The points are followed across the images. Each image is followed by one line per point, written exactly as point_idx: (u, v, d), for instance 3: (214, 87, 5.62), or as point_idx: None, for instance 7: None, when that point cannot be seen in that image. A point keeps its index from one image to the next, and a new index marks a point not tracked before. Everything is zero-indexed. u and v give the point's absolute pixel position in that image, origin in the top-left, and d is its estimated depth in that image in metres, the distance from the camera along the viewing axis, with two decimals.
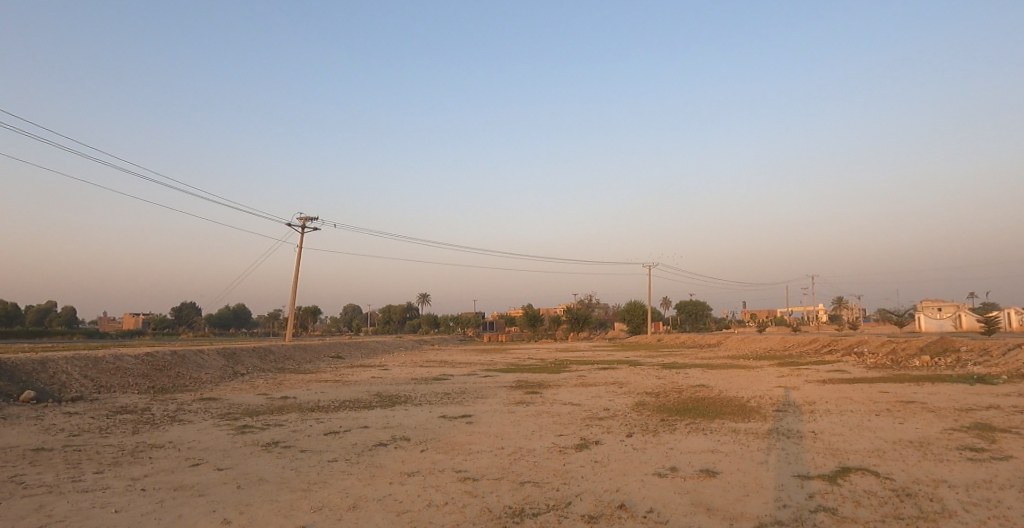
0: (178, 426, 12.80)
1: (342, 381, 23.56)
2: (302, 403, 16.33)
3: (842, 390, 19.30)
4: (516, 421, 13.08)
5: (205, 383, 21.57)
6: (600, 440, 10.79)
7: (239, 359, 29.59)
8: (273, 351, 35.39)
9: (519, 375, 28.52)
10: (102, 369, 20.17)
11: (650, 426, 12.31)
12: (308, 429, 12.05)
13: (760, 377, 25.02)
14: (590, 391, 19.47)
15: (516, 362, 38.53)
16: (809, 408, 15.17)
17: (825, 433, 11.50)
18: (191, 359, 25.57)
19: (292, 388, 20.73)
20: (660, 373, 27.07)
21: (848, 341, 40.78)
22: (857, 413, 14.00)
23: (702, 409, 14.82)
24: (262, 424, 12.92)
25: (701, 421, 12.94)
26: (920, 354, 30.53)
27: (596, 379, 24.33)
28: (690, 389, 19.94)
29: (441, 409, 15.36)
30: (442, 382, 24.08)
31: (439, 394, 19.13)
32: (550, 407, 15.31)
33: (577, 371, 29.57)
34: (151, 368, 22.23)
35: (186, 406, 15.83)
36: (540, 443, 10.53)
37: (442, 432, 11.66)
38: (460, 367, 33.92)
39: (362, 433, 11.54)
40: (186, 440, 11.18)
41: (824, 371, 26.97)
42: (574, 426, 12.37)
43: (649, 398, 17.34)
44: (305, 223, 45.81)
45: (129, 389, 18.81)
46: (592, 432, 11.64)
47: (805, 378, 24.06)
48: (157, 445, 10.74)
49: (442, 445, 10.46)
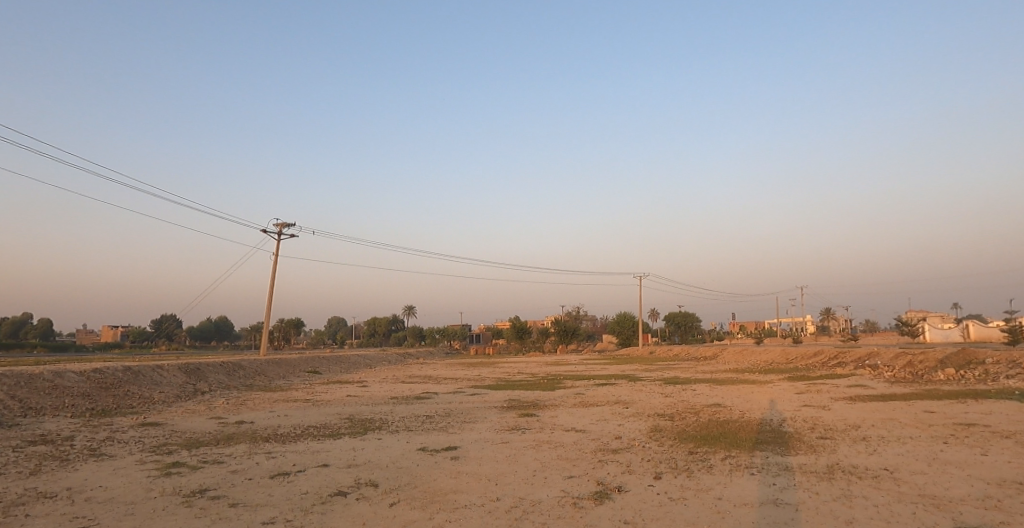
0: (92, 462, 10.13)
1: (313, 401, 20.93)
2: (256, 430, 13.75)
3: (880, 409, 17.13)
4: (512, 456, 10.65)
5: (155, 404, 18.82)
6: (622, 486, 8.43)
7: (203, 375, 26.71)
8: (244, 366, 32.49)
9: (510, 392, 25.98)
10: (34, 387, 17.33)
11: (679, 463, 9.97)
12: (251, 470, 9.52)
13: (777, 394, 22.74)
14: (594, 412, 17.13)
15: (506, 378, 35.87)
16: (856, 435, 12.91)
17: (901, 474, 9.23)
18: (146, 375, 22.74)
19: (253, 410, 18.03)
20: (665, 390, 24.72)
21: (857, 353, 38.62)
22: (921, 443, 11.72)
23: (732, 437, 12.54)
24: (198, 460, 10.34)
25: (739, 455, 10.61)
26: (940, 367, 28.42)
27: (597, 397, 21.89)
28: (707, 409, 17.66)
29: (421, 439, 12.86)
30: (426, 402, 21.51)
31: (420, 417, 16.62)
32: (552, 435, 12.99)
33: (575, 388, 27.05)
34: (95, 386, 19.36)
35: (118, 434, 13.13)
36: (547, 492, 8.12)
37: (420, 474, 9.20)
38: (447, 383, 31.30)
39: (318, 476, 9.05)
40: (90, 485, 8.54)
41: (844, 387, 24.75)
42: (586, 463, 10.01)
43: (664, 422, 14.99)
44: (282, 229, 43.51)
45: (62, 412, 16.02)
46: (610, 472, 9.31)
47: (829, 395, 21.84)
48: (49, 493, 8.13)
49: (417, 495, 8.03)
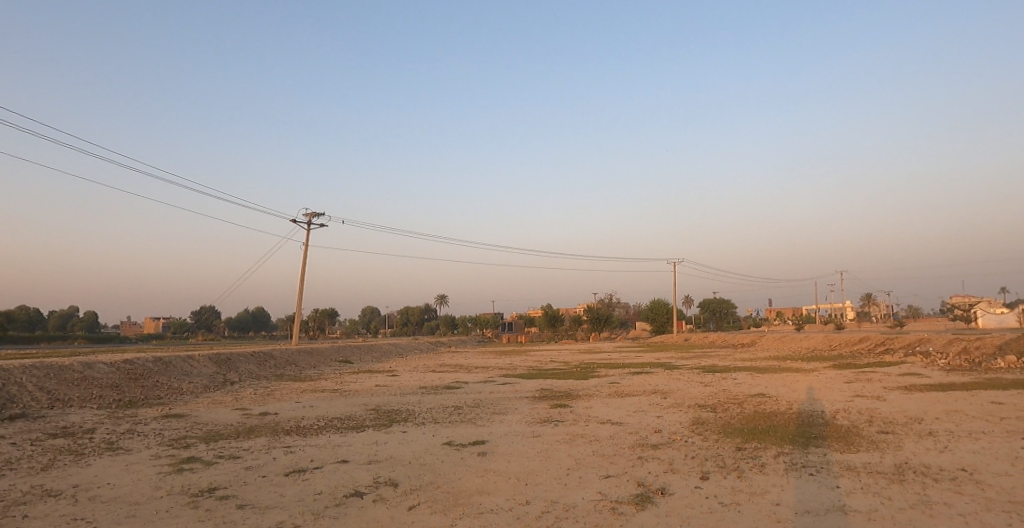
0: (107, 457, 9.80)
1: (340, 392, 20.59)
2: (278, 423, 13.33)
3: (943, 400, 15.69)
4: (543, 452, 9.87)
5: (183, 395, 18.72)
6: (665, 489, 7.55)
7: (234, 365, 26.77)
8: (275, 356, 32.59)
9: (541, 381, 25.23)
10: (64, 378, 17.40)
11: (727, 462, 9.01)
12: (266, 466, 8.99)
13: (824, 383, 21.36)
14: (629, 403, 16.22)
15: (537, 367, 35.17)
16: (922, 430, 11.61)
17: (985, 475, 8.05)
18: (176, 366, 22.83)
19: (278, 400, 17.74)
20: (703, 379, 23.56)
21: (906, 339, 36.42)
22: (998, 438, 10.43)
23: (783, 431, 11.46)
24: (214, 455, 9.90)
25: (793, 452, 9.57)
26: (1000, 354, 26.33)
27: (632, 387, 20.94)
28: (750, 400, 16.52)
29: (447, 432, 12.19)
30: (455, 392, 20.93)
31: (448, 408, 16.01)
32: (585, 429, 12.15)
33: (608, 377, 26.12)
34: (125, 378, 19.39)
35: (139, 427, 12.88)
36: (581, 495, 7.29)
37: (444, 472, 8.50)
38: (477, 373, 30.78)
39: (335, 474, 8.45)
40: (97, 483, 8.13)
41: (896, 375, 23.10)
42: (623, 460, 9.15)
43: (706, 414, 13.98)
44: (311, 219, 43.71)
45: (89, 403, 16.00)
46: (650, 471, 8.44)
47: (882, 384, 20.37)
48: (54, 491, 7.74)
49: (439, 498, 7.31)
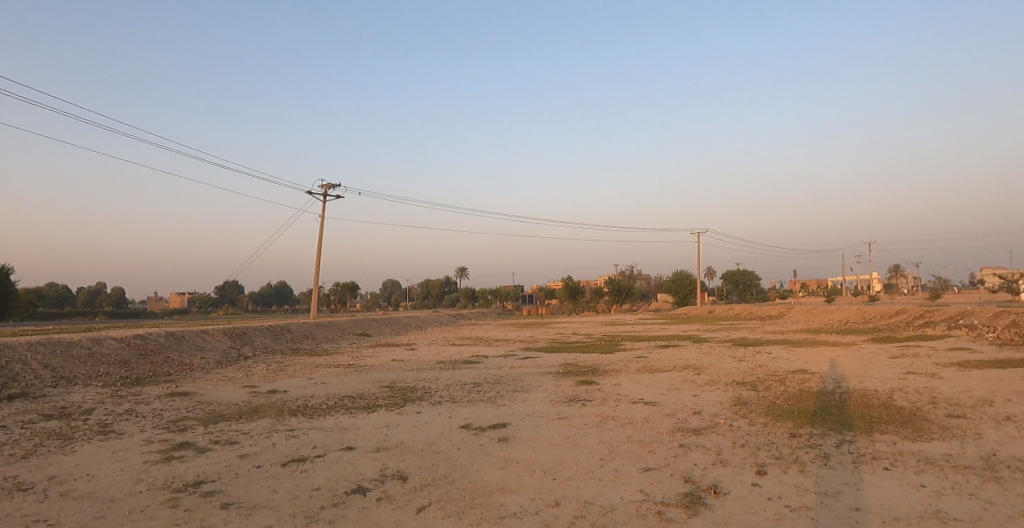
0: (95, 443, 9.02)
1: (355, 367, 19.83)
2: (285, 402, 12.52)
3: (1009, 378, 14.21)
4: (572, 438, 8.82)
5: (192, 372, 18.15)
6: (718, 486, 6.42)
7: (248, 340, 26.27)
8: (291, 329, 32.12)
9: (564, 355, 24.17)
10: (71, 356, 16.89)
11: (784, 452, 7.83)
12: (264, 454, 8.10)
13: (868, 358, 19.89)
14: (661, 380, 15.07)
15: (558, 339, 34.22)
16: (998, 414, 10.24)
17: None
18: (189, 341, 22.33)
19: (288, 377, 17.01)
20: (735, 353, 22.25)
21: (948, 312, 34.43)
22: None
23: (839, 415, 10.21)
24: (210, 440, 9.04)
25: (857, 440, 8.34)
26: None
27: (660, 362, 19.78)
28: (793, 378, 15.18)
29: (464, 413, 11.22)
30: (473, 367, 20.00)
31: (466, 385, 15.06)
32: (617, 410, 11.06)
33: (634, 350, 24.98)
34: (134, 354, 18.85)
35: (138, 407, 12.17)
36: (619, 495, 6.20)
37: (461, 463, 7.52)
38: (497, 346, 29.94)
39: (337, 464, 7.51)
40: (75, 475, 7.29)
41: (945, 350, 21.47)
42: (664, 448, 8.03)
43: (746, 393, 12.74)
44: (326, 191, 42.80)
45: (94, 381, 15.42)
46: (697, 463, 7.32)
47: (933, 360, 18.84)
48: (26, 484, 6.90)
49: (454, 496, 6.30)
